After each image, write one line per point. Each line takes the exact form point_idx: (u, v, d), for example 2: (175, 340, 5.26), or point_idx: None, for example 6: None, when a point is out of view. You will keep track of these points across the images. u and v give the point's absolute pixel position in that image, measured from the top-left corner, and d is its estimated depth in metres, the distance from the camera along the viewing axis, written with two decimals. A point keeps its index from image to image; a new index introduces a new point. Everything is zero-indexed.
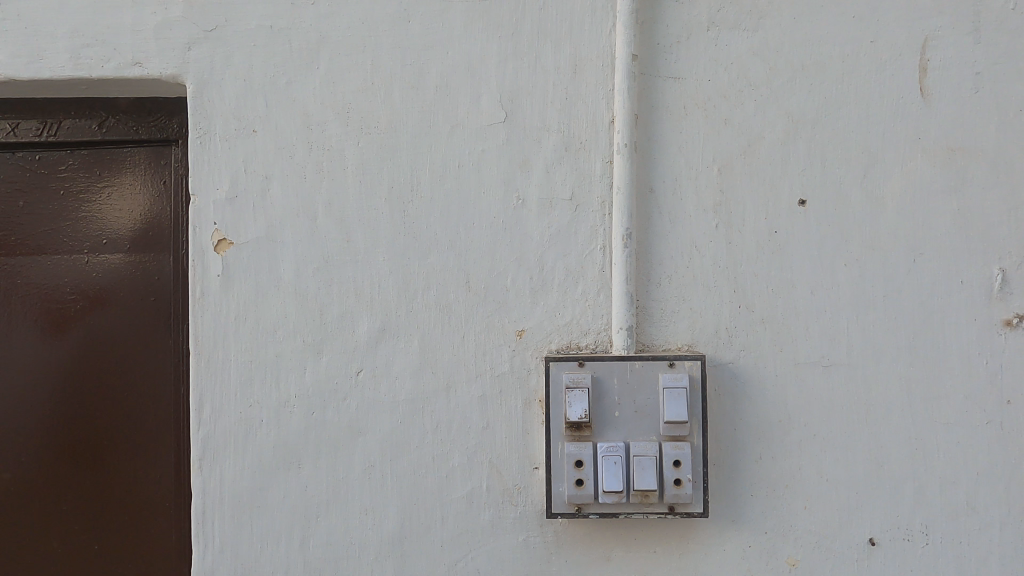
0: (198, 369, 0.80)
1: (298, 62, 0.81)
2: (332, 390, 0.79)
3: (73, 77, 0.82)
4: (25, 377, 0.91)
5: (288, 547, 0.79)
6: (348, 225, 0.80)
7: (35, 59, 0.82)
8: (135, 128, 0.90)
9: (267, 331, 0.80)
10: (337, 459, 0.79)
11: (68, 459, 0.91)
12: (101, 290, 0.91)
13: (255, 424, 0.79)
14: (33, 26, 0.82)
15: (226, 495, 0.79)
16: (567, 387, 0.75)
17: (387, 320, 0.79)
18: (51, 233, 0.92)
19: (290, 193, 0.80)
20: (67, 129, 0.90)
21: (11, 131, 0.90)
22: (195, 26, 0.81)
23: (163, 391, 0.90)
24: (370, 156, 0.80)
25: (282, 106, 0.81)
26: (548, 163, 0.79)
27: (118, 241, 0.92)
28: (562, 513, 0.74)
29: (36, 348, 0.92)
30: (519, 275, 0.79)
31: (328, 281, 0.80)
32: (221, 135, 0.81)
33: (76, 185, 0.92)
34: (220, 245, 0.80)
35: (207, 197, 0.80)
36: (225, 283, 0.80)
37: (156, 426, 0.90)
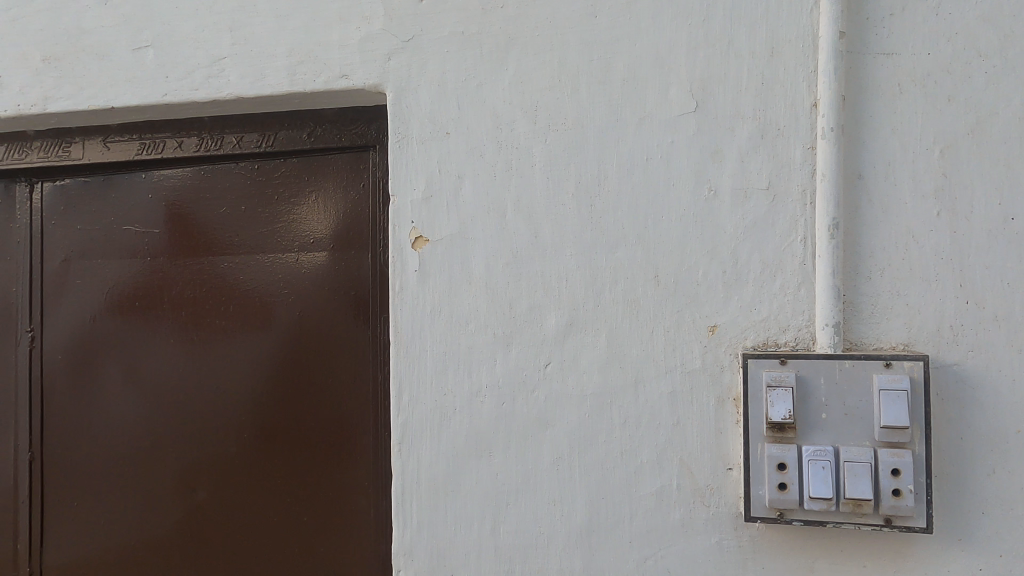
0: (398, 358, 0.85)
1: (488, 64, 0.84)
2: (522, 382, 0.81)
3: (290, 92, 0.91)
4: (246, 363, 1.03)
5: (480, 533, 0.82)
6: (537, 221, 0.82)
7: (259, 78, 0.92)
8: (338, 136, 0.97)
9: (460, 324, 0.83)
10: (526, 450, 0.81)
11: (281, 438, 1.01)
12: (309, 286, 1.01)
13: (449, 412, 0.83)
14: (257, 48, 0.92)
15: (424, 478, 0.84)
16: (767, 386, 0.72)
17: (575, 314, 0.80)
18: (268, 234, 1.03)
19: (480, 192, 0.83)
20: (281, 140, 1.00)
21: (237, 144, 1.01)
22: (394, 37, 0.87)
23: (362, 379, 0.97)
24: (557, 152, 0.81)
25: (473, 108, 0.84)
26: (743, 152, 0.76)
27: (322, 240, 1.01)
28: (762, 517, 0.71)
29: (255, 337, 1.03)
30: (712, 269, 0.76)
31: (517, 276, 0.82)
32: (418, 138, 0.86)
33: (287, 191, 1.02)
34: (417, 242, 0.85)
35: (405, 197, 0.85)
36: (421, 278, 0.85)
37: (356, 411, 0.98)
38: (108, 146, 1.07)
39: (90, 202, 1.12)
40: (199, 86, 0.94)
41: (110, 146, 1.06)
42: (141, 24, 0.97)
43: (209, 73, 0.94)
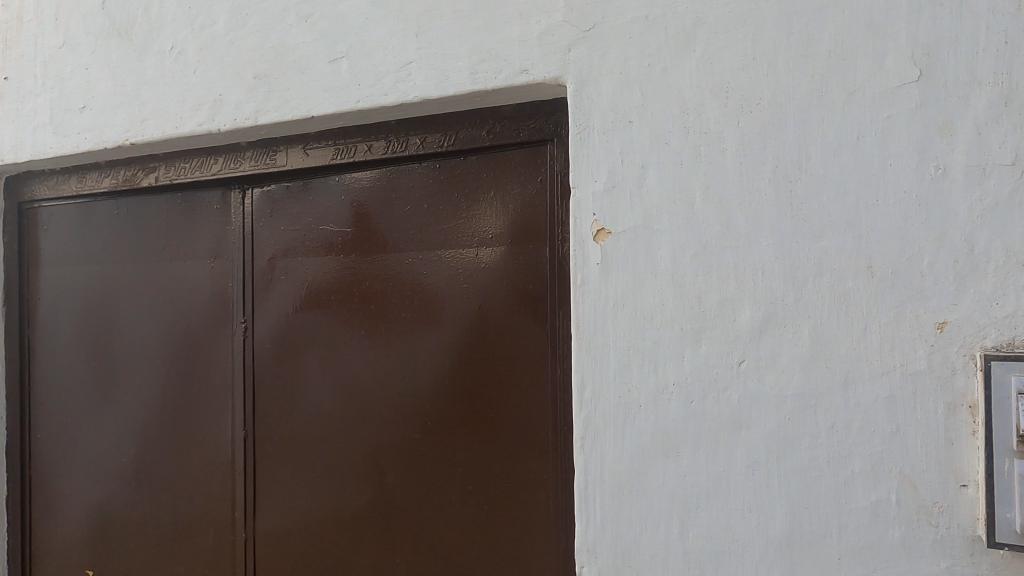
0: (581, 353, 0.84)
1: (674, 47, 0.80)
2: (712, 380, 0.77)
3: (472, 91, 0.93)
4: (429, 356, 1.08)
5: (667, 535, 0.79)
6: (729, 209, 0.77)
7: (443, 79, 0.95)
8: (516, 131, 0.98)
9: (645, 319, 0.81)
10: (718, 453, 0.76)
11: (461, 428, 1.05)
12: (487, 281, 1.03)
13: (634, 409, 0.81)
14: (440, 51, 0.95)
15: (607, 475, 0.82)
16: (1017, 393, 0.64)
17: (772, 308, 0.74)
18: (448, 231, 1.07)
19: (666, 180, 0.80)
20: (462, 139, 1.02)
21: (421, 145, 1.06)
22: (575, 27, 0.86)
23: (541, 374, 0.98)
24: (751, 134, 0.76)
25: (657, 94, 0.81)
26: (981, 124, 0.67)
27: (500, 236, 1.02)
28: (1011, 543, 0.64)
29: (437, 331, 1.07)
30: (940, 258, 0.68)
31: (707, 268, 0.78)
32: (599, 128, 0.84)
33: (467, 188, 1.05)
34: (599, 235, 0.83)
35: (586, 189, 0.84)
36: (603, 271, 0.83)
37: (534, 405, 0.99)
38: (307, 153, 1.16)
39: (292, 205, 1.23)
40: (388, 91, 0.99)
41: (309, 152, 1.16)
42: (336, 36, 1.04)
43: (397, 78, 0.99)
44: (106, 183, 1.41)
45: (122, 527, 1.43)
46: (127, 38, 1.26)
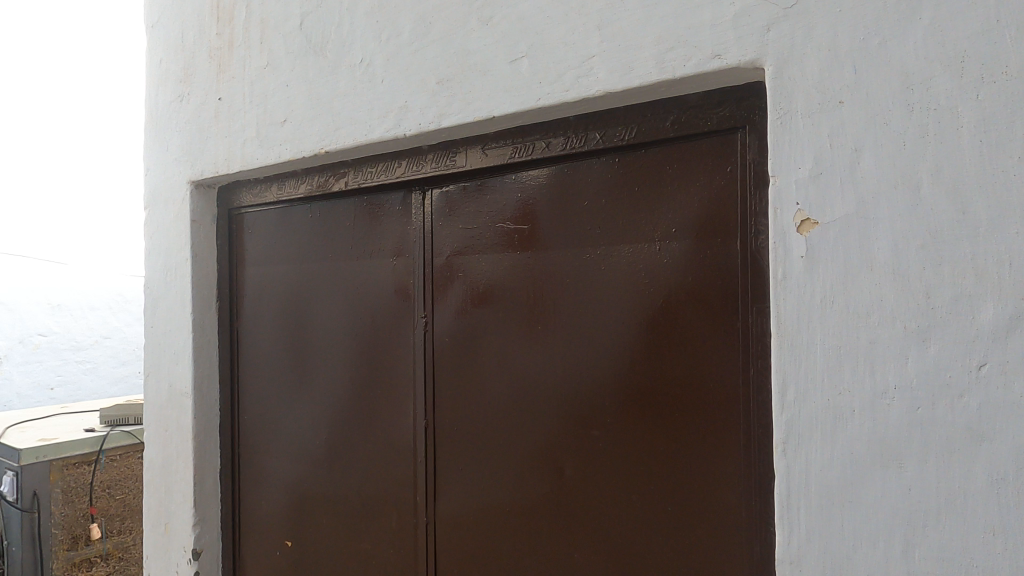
0: (783, 352, 0.80)
1: (895, 16, 0.73)
2: (944, 385, 0.69)
3: (658, 80, 0.90)
4: (608, 352, 1.07)
5: (887, 553, 0.72)
6: (964, 193, 0.68)
7: (628, 71, 0.93)
8: (704, 119, 0.94)
9: (859, 316, 0.74)
10: (952, 465, 0.68)
11: (642, 427, 1.03)
12: (670, 276, 1.00)
13: (846, 413, 0.75)
14: (625, 42, 0.93)
15: (815, 483, 0.77)
16: None
17: (1022, 305, 0.65)
18: (629, 225, 1.05)
19: (884, 164, 0.73)
20: (644, 130, 1.00)
21: (601, 139, 1.05)
22: (775, 5, 0.81)
23: (730, 373, 0.94)
24: (994, 108, 0.67)
25: (874, 69, 0.74)
26: None
27: (684, 229, 0.99)
28: None
29: (616, 327, 1.06)
30: None
31: (936, 260, 0.70)
32: (803, 111, 0.78)
33: (648, 181, 1.03)
34: (804, 225, 0.78)
35: (789, 177, 0.79)
36: (809, 263, 0.78)
37: (722, 405, 0.95)
38: (486, 153, 1.20)
39: (469, 203, 1.27)
40: (569, 87, 0.99)
41: (489, 152, 1.19)
42: (517, 37, 1.06)
43: (579, 73, 0.98)
44: (302, 189, 1.54)
45: (314, 503, 1.56)
46: (322, 54, 1.37)
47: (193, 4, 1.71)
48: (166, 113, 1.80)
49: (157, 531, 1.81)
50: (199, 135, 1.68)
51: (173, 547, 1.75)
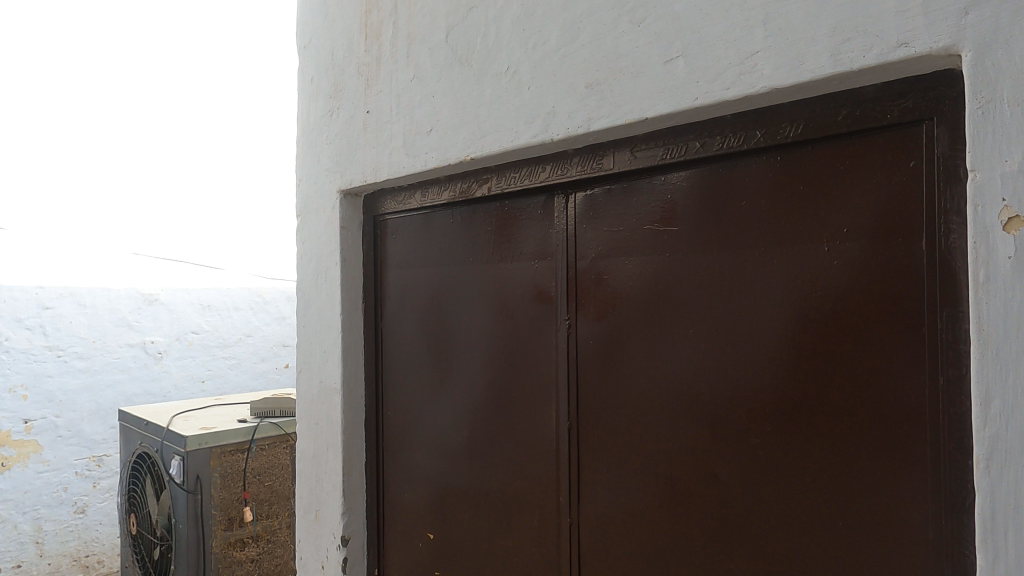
0: (985, 361, 0.74)
1: None
2: None
3: (833, 74, 0.86)
4: (768, 358, 1.04)
5: None
6: None
7: (798, 65, 0.90)
8: (882, 113, 0.89)
9: None
10: None
11: (808, 436, 0.99)
12: (840, 281, 0.96)
13: None
14: (794, 35, 0.90)
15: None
16: None
17: None
18: (792, 227, 1.01)
19: None
20: (812, 127, 0.97)
21: (763, 137, 1.02)
22: None
23: (912, 383, 0.89)
24: None
25: None
26: None
27: (857, 231, 0.94)
28: None
29: (777, 333, 1.03)
30: None
31: None
32: (1010, 99, 0.72)
33: (814, 180, 0.99)
34: (1011, 223, 0.72)
35: (992, 171, 0.73)
36: (1017, 265, 0.71)
37: (903, 416, 0.90)
38: (635, 155, 1.19)
39: (614, 206, 1.27)
40: (731, 85, 0.97)
41: (638, 154, 1.19)
42: (671, 37, 1.05)
43: (742, 70, 0.96)
44: (444, 196, 1.60)
45: (456, 499, 1.62)
46: (468, 64, 1.42)
47: (342, 24, 1.82)
48: (316, 127, 1.93)
49: (308, 517, 1.94)
50: (348, 147, 1.79)
51: (323, 533, 1.87)
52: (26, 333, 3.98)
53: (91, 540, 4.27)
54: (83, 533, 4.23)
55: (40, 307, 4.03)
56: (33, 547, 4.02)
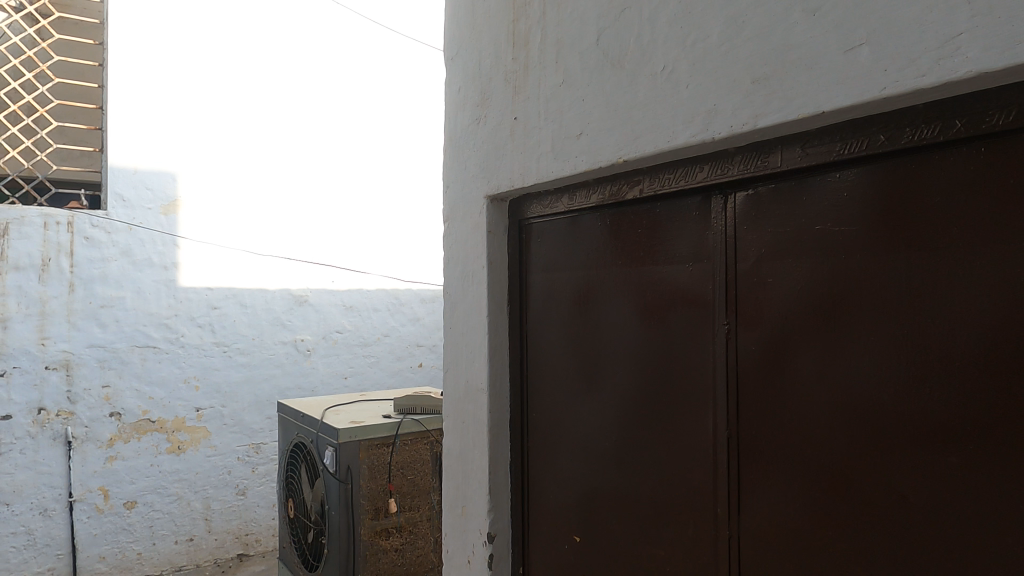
0: None
1: None
2: None
3: None
4: (966, 369, 0.96)
5: None
6: None
7: (1013, 46, 0.81)
8: None
9: None
10: None
11: (1015, 454, 0.91)
12: None
13: None
14: (1007, 13, 0.82)
15: None
16: None
17: None
18: (995, 224, 0.93)
19: None
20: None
21: (963, 128, 0.93)
22: None
23: None
24: None
25: None
26: None
27: None
28: None
29: (977, 342, 0.95)
30: None
31: None
32: None
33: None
34: None
35: None
36: None
37: None
38: (806, 151, 1.13)
39: (779, 206, 1.21)
40: (927, 72, 0.90)
41: (809, 150, 1.13)
42: (853, 24, 0.98)
43: (940, 55, 0.88)
44: (593, 199, 1.60)
45: (602, 502, 1.61)
46: (620, 66, 1.41)
47: (491, 33, 1.87)
48: (464, 135, 1.99)
49: (455, 512, 2.01)
50: (497, 152, 1.83)
51: (470, 529, 1.93)
52: (197, 330, 4.44)
53: (251, 520, 4.67)
54: (243, 513, 4.64)
55: (209, 307, 4.49)
56: (203, 523, 4.47)
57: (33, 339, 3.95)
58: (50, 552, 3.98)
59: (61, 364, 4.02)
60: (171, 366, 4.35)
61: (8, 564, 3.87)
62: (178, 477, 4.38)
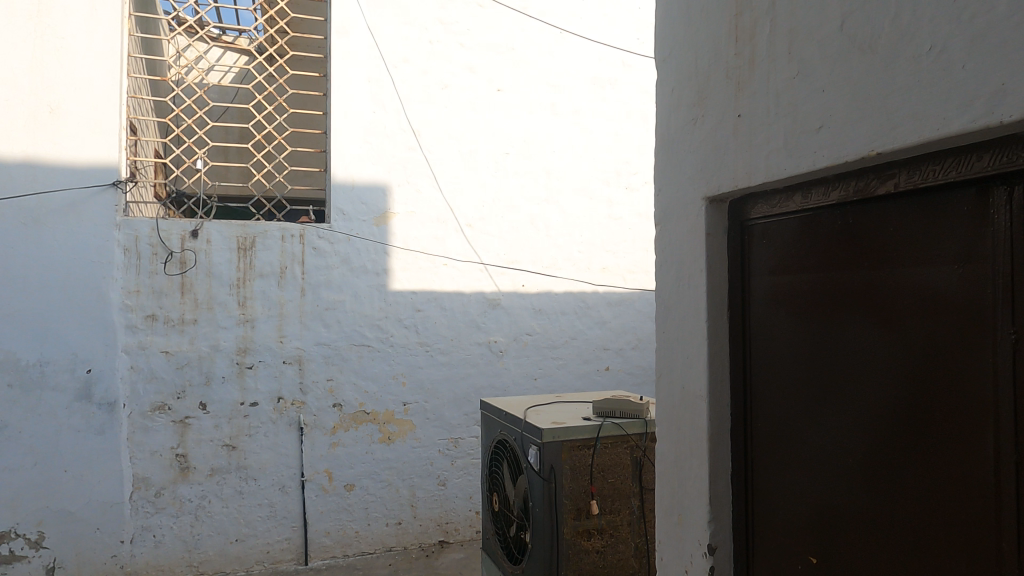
0: None
1: None
2: None
3: None
4: None
5: None
6: None
7: None
8: None
9: None
10: None
11: None
12: None
13: None
14: None
15: None
16: None
17: None
18: None
19: None
20: None
21: None
22: None
23: None
24: None
25: None
26: None
27: None
28: None
29: None
30: None
31: None
32: None
33: None
34: None
35: None
36: None
37: None
38: None
39: None
40: None
41: None
42: None
43: None
44: (834, 197, 1.50)
45: (845, 523, 1.49)
46: (871, 52, 1.30)
47: (709, 31, 1.83)
48: (679, 136, 1.97)
49: (671, 519, 1.99)
50: (717, 153, 1.78)
51: (688, 538, 1.90)
52: (404, 331, 4.83)
53: (451, 510, 4.97)
54: (444, 503, 4.94)
55: (414, 309, 4.86)
56: (409, 509, 4.84)
57: (273, 337, 4.54)
58: (287, 524, 4.55)
59: (294, 359, 4.58)
60: (382, 363, 4.78)
61: (255, 531, 4.48)
62: (388, 465, 4.79)
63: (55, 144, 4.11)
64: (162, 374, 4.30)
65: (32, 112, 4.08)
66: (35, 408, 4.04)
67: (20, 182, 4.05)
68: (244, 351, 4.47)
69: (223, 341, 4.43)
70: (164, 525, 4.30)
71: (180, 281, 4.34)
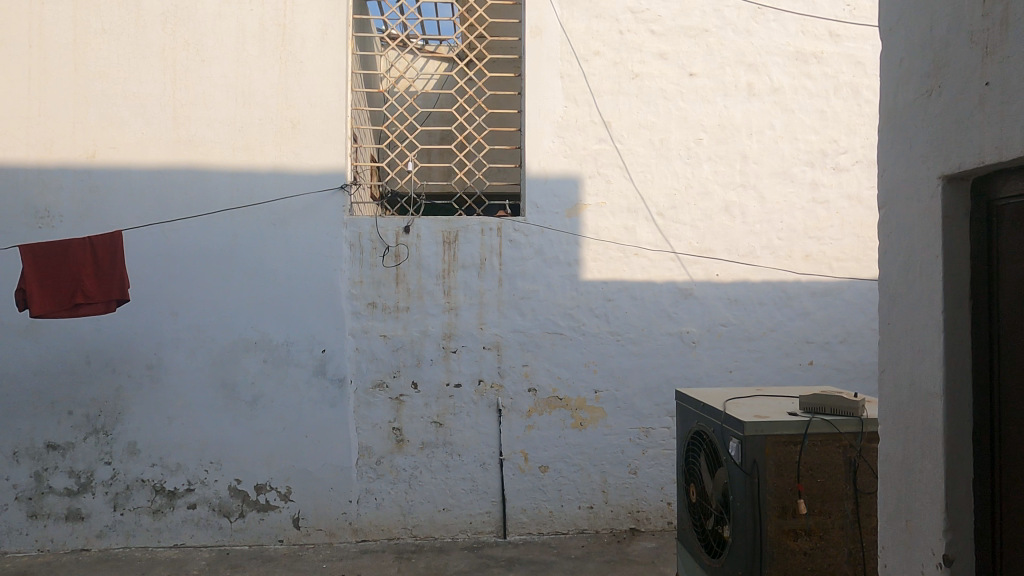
0: None
1: None
2: None
3: None
4: None
5: None
6: None
7: None
8: None
9: None
10: None
11: None
12: None
13: None
14: None
15: None
16: None
17: None
18: None
19: None
20: None
21: None
22: None
23: None
24: None
25: None
26: None
27: None
28: None
29: None
30: None
31: None
32: None
33: None
34: None
35: None
36: None
37: None
38: None
39: None
40: None
41: None
42: None
43: None
44: None
45: None
46: None
47: None
48: (910, 112, 1.81)
49: (898, 525, 1.86)
50: (958, 127, 1.62)
51: (919, 546, 1.77)
52: (595, 320, 4.93)
53: (642, 499, 4.98)
54: (635, 491, 4.97)
55: (605, 299, 4.93)
56: (601, 494, 4.95)
57: (474, 324, 4.87)
58: (487, 498, 4.88)
59: (493, 345, 4.88)
60: (575, 351, 4.91)
61: (459, 502, 4.86)
62: (580, 450, 4.93)
63: (296, 155, 4.77)
64: (381, 355, 4.82)
65: (279, 129, 4.77)
66: (284, 380, 4.75)
67: (271, 189, 4.76)
68: (449, 336, 4.85)
69: (432, 327, 4.85)
70: (384, 490, 4.82)
71: (395, 272, 4.83)
